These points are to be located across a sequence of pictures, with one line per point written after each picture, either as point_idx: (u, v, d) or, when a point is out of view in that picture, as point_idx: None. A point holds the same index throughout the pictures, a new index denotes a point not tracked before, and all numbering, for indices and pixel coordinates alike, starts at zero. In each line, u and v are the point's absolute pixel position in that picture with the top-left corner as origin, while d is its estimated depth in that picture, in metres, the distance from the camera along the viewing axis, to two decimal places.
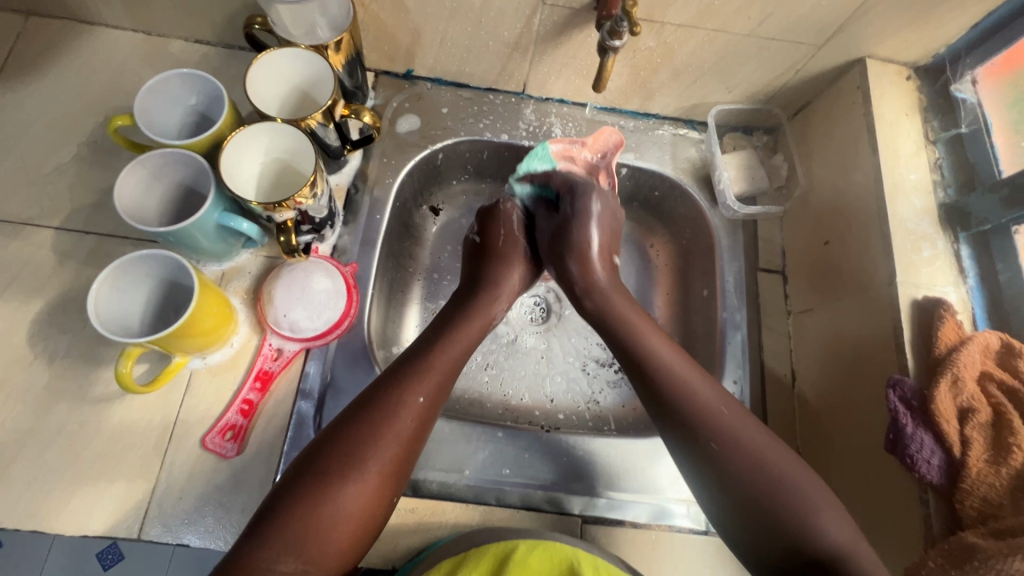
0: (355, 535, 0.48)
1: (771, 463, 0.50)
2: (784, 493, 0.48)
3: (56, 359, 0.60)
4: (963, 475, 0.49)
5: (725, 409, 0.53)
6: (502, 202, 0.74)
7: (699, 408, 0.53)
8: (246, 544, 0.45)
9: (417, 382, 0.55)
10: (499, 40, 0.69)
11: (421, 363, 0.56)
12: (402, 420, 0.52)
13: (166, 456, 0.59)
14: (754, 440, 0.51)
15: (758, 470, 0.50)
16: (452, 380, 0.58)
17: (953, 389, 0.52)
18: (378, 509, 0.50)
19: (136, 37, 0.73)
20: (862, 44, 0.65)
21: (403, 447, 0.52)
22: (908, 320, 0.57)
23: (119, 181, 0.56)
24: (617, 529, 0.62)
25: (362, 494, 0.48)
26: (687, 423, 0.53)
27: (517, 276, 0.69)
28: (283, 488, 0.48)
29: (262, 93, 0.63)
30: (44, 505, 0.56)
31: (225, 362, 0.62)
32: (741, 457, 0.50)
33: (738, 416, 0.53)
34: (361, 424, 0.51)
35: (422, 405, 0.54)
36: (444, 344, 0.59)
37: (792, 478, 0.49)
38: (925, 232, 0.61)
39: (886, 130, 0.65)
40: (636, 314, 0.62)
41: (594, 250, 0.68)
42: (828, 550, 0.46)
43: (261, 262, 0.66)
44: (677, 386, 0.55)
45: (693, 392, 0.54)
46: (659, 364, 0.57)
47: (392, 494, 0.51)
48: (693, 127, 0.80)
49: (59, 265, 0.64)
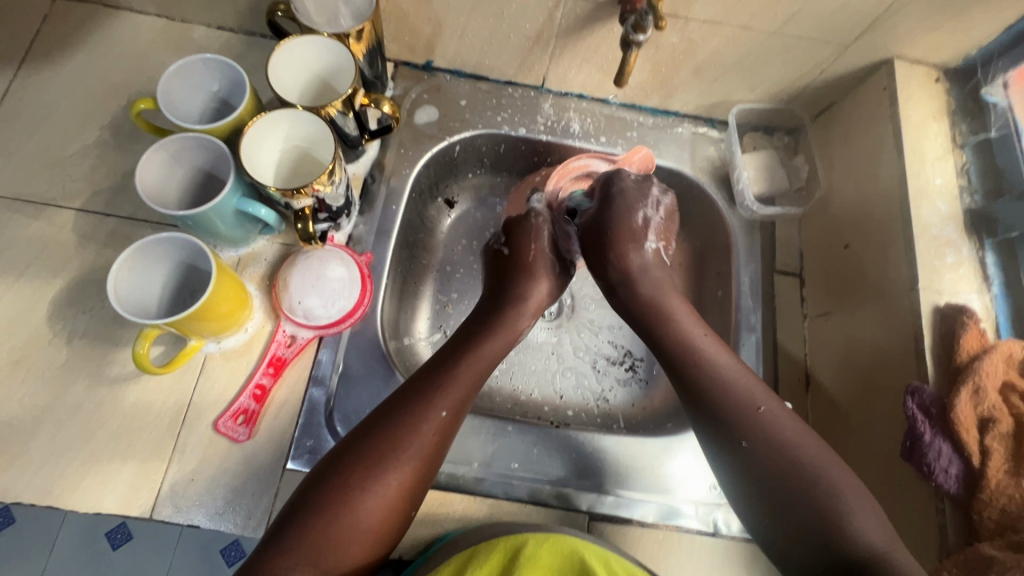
0: (372, 547, 0.48)
1: (812, 462, 0.50)
2: (828, 491, 0.48)
3: (74, 338, 0.61)
4: (982, 485, 0.48)
5: (762, 405, 0.53)
6: (532, 213, 0.70)
7: (788, 450, 0.51)
8: (264, 551, 0.46)
9: (440, 396, 0.54)
10: (521, 32, 0.68)
11: (444, 375, 0.56)
12: (423, 433, 0.52)
13: (180, 437, 0.59)
14: (799, 436, 0.52)
15: (799, 473, 0.49)
16: (475, 393, 0.57)
17: (974, 398, 0.51)
18: (396, 520, 0.50)
19: (160, 22, 0.74)
20: (892, 43, 0.64)
21: (422, 461, 0.51)
22: (929, 327, 0.56)
23: (140, 164, 0.56)
24: (625, 528, 0.62)
25: (381, 506, 0.49)
26: (722, 417, 0.53)
27: (541, 292, 0.67)
28: (306, 498, 0.48)
29: (282, 80, 0.63)
30: (62, 480, 0.57)
31: (239, 347, 0.63)
32: (773, 447, 0.51)
33: (784, 416, 0.53)
34: (382, 436, 0.51)
35: (445, 419, 0.53)
36: (469, 357, 0.58)
37: (835, 477, 0.49)
38: (950, 237, 0.60)
39: (913, 132, 0.64)
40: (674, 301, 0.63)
41: (634, 229, 0.66)
42: (864, 551, 0.45)
43: (276, 249, 0.67)
44: (724, 388, 0.54)
45: (733, 388, 0.54)
46: (706, 365, 0.56)
47: (411, 507, 0.51)
48: (713, 125, 0.80)
49: (79, 247, 0.64)
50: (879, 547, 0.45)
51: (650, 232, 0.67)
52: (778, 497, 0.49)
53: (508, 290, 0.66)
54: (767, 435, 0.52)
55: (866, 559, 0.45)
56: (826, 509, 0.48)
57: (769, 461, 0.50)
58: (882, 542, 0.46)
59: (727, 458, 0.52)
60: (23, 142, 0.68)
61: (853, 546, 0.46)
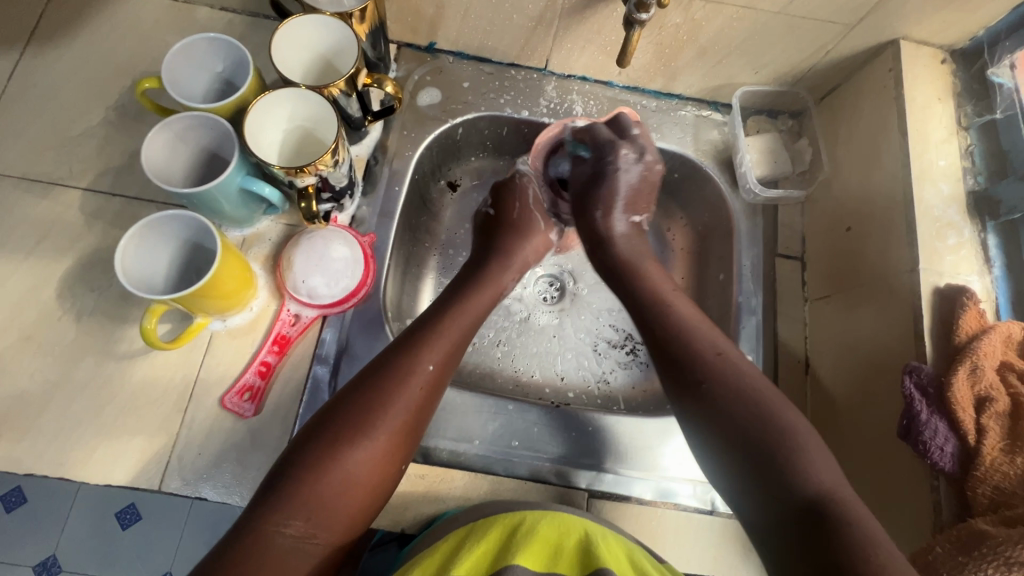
0: (364, 499, 0.49)
1: (770, 405, 0.51)
2: (779, 441, 0.49)
3: (83, 315, 0.62)
4: (977, 463, 0.49)
5: (722, 350, 0.55)
6: (518, 174, 0.76)
7: (740, 393, 0.52)
8: (257, 508, 0.46)
9: (427, 351, 0.55)
10: (524, 13, 0.68)
11: (430, 332, 0.57)
12: (410, 388, 0.53)
13: (187, 412, 0.61)
14: (757, 386, 0.52)
15: (758, 414, 0.50)
16: (460, 350, 0.59)
17: (972, 377, 0.51)
18: (386, 474, 0.51)
19: (164, 3, 0.74)
20: (898, 23, 0.63)
21: (411, 414, 0.53)
22: (929, 308, 0.56)
23: (146, 142, 0.57)
24: (624, 505, 0.63)
25: (371, 460, 0.50)
26: (686, 367, 0.54)
27: (529, 249, 0.72)
28: (297, 455, 0.48)
29: (286, 59, 0.63)
30: (71, 453, 0.58)
31: (245, 325, 0.64)
32: (730, 392, 0.52)
33: (743, 362, 0.54)
34: (369, 393, 0.52)
35: (430, 374, 0.54)
36: (454, 314, 0.60)
37: (784, 427, 0.50)
38: (952, 219, 0.59)
39: (918, 113, 0.63)
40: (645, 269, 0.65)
41: (616, 205, 0.70)
42: (812, 493, 0.46)
43: (281, 229, 0.67)
44: (686, 332, 0.56)
45: (693, 338, 0.56)
46: (669, 311, 0.59)
47: (400, 460, 0.52)
48: (716, 108, 0.80)
49: (87, 226, 0.65)
50: (829, 489, 0.46)
51: (632, 204, 0.71)
52: (733, 445, 0.50)
53: (496, 245, 0.70)
54: (723, 376, 0.53)
55: (814, 496, 0.46)
56: (780, 451, 0.48)
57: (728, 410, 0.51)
58: (829, 484, 0.46)
59: (686, 404, 0.53)
60: (30, 122, 0.68)
61: (804, 487, 0.46)
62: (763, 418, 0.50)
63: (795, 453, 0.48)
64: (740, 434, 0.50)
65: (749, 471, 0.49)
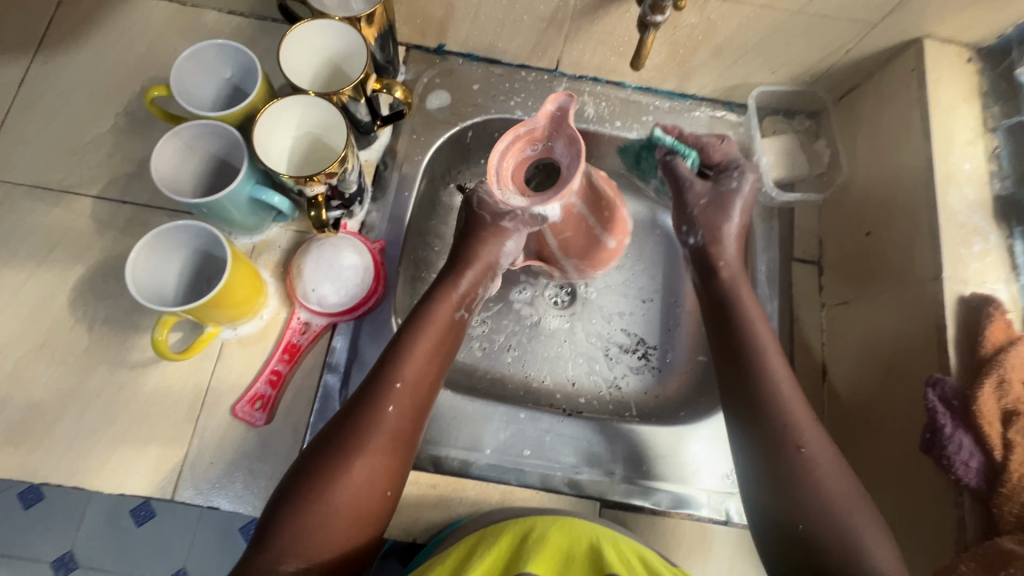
0: (352, 526, 0.50)
1: (836, 493, 0.50)
2: (842, 523, 0.49)
3: (95, 323, 0.62)
4: (1003, 479, 0.47)
5: (799, 424, 0.53)
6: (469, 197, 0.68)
7: (810, 466, 0.52)
8: (256, 548, 0.48)
9: (394, 370, 0.55)
10: (534, 14, 0.67)
11: (398, 349, 0.57)
12: (382, 411, 0.53)
13: (199, 420, 0.61)
14: (830, 469, 0.51)
15: (828, 498, 0.50)
16: (434, 363, 0.58)
17: (998, 391, 0.49)
18: (372, 499, 0.51)
19: (171, 7, 0.74)
20: (922, 21, 0.61)
21: (387, 437, 0.52)
22: (953, 316, 0.54)
23: (155, 152, 0.56)
24: (637, 515, 0.63)
25: (353, 489, 0.50)
26: (767, 435, 0.53)
27: (492, 248, 0.65)
28: (287, 484, 0.51)
29: (294, 65, 0.62)
30: (86, 462, 0.58)
31: (255, 333, 0.64)
32: (810, 471, 0.51)
33: (820, 440, 0.53)
34: (343, 422, 0.52)
35: (400, 392, 0.54)
36: (422, 326, 0.59)
37: (858, 519, 0.49)
38: (977, 225, 0.57)
39: (942, 115, 0.61)
40: (760, 321, 0.60)
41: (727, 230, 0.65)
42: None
43: (290, 236, 0.67)
44: (771, 399, 0.55)
45: (782, 404, 0.54)
46: (762, 367, 0.56)
47: (389, 483, 0.52)
48: (731, 109, 0.78)
49: (98, 234, 0.65)
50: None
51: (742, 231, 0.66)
52: (806, 521, 0.50)
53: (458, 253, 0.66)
54: (803, 451, 0.52)
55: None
56: (845, 535, 0.49)
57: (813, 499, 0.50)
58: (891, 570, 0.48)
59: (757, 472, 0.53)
60: (41, 129, 0.68)
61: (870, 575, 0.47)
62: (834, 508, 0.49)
63: (857, 543, 0.48)
64: (808, 521, 0.50)
65: (806, 557, 0.49)
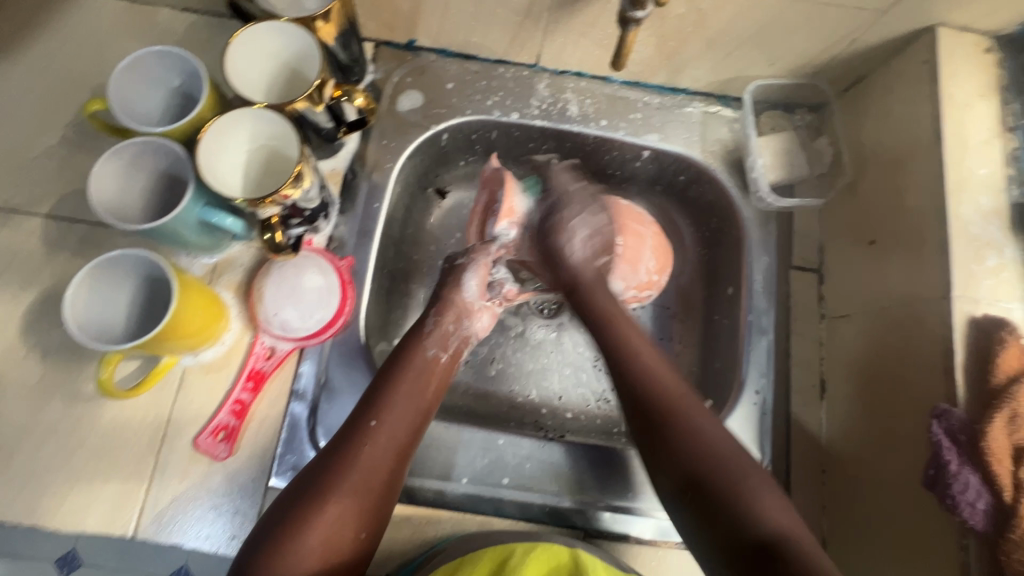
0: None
1: (729, 453, 0.48)
2: (733, 486, 0.46)
3: (49, 353, 0.59)
4: (1013, 525, 0.43)
5: (668, 387, 0.53)
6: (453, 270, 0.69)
7: (691, 429, 0.50)
8: None
9: (375, 408, 0.53)
10: (508, 7, 0.61)
11: (381, 387, 0.55)
12: (361, 449, 0.50)
13: (160, 454, 0.58)
14: (710, 431, 0.50)
15: (714, 462, 0.48)
16: (416, 398, 0.55)
17: (1010, 426, 0.45)
18: (344, 544, 0.47)
19: (121, 5, 0.68)
20: (936, 8, 0.55)
21: (365, 477, 0.49)
22: (962, 340, 0.50)
23: (94, 174, 0.52)
24: (621, 545, 0.60)
25: (324, 536, 0.46)
26: (645, 406, 0.52)
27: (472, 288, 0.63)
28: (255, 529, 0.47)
29: (245, 72, 0.57)
30: (44, 500, 0.56)
31: (217, 360, 0.60)
32: (682, 432, 0.50)
33: (693, 400, 0.53)
34: (320, 461, 0.50)
35: (377, 428, 0.52)
36: (405, 361, 0.57)
37: (749, 465, 0.47)
38: (992, 237, 0.52)
39: (955, 113, 0.55)
40: (621, 314, 0.59)
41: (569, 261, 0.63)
42: (769, 534, 0.43)
43: (253, 254, 0.63)
44: (647, 369, 0.54)
45: (644, 365, 0.55)
46: (626, 344, 0.56)
47: (364, 523, 0.48)
48: (726, 103, 0.72)
49: (49, 257, 0.62)
50: (785, 530, 0.44)
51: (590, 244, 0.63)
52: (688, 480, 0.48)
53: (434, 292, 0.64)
54: (676, 418, 0.51)
55: (773, 539, 0.43)
56: (735, 494, 0.46)
57: (676, 455, 0.49)
58: (789, 527, 0.44)
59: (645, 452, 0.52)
60: None
61: (760, 530, 0.44)
62: (726, 474, 0.47)
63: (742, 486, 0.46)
64: (681, 471, 0.48)
65: (698, 511, 0.47)
